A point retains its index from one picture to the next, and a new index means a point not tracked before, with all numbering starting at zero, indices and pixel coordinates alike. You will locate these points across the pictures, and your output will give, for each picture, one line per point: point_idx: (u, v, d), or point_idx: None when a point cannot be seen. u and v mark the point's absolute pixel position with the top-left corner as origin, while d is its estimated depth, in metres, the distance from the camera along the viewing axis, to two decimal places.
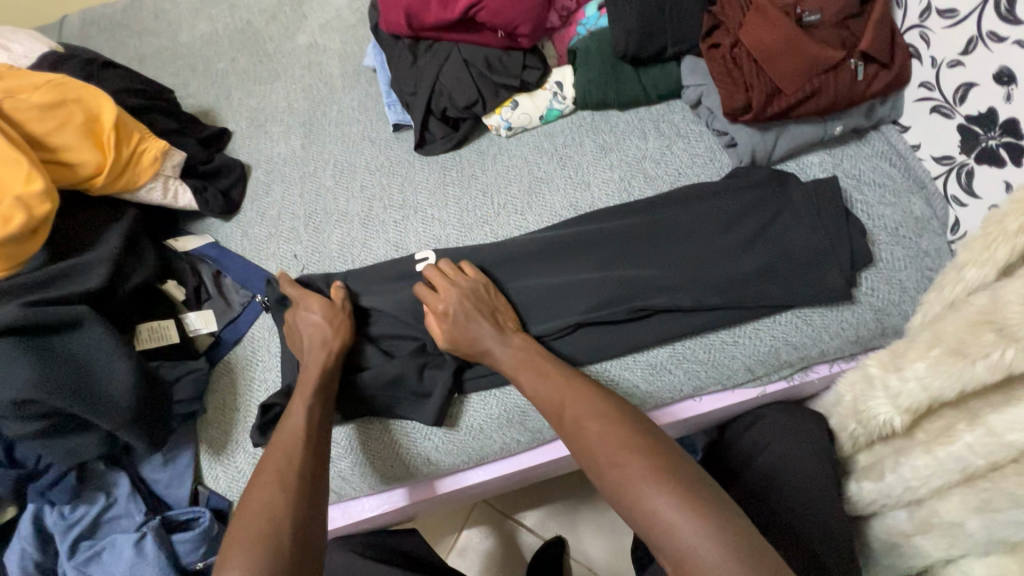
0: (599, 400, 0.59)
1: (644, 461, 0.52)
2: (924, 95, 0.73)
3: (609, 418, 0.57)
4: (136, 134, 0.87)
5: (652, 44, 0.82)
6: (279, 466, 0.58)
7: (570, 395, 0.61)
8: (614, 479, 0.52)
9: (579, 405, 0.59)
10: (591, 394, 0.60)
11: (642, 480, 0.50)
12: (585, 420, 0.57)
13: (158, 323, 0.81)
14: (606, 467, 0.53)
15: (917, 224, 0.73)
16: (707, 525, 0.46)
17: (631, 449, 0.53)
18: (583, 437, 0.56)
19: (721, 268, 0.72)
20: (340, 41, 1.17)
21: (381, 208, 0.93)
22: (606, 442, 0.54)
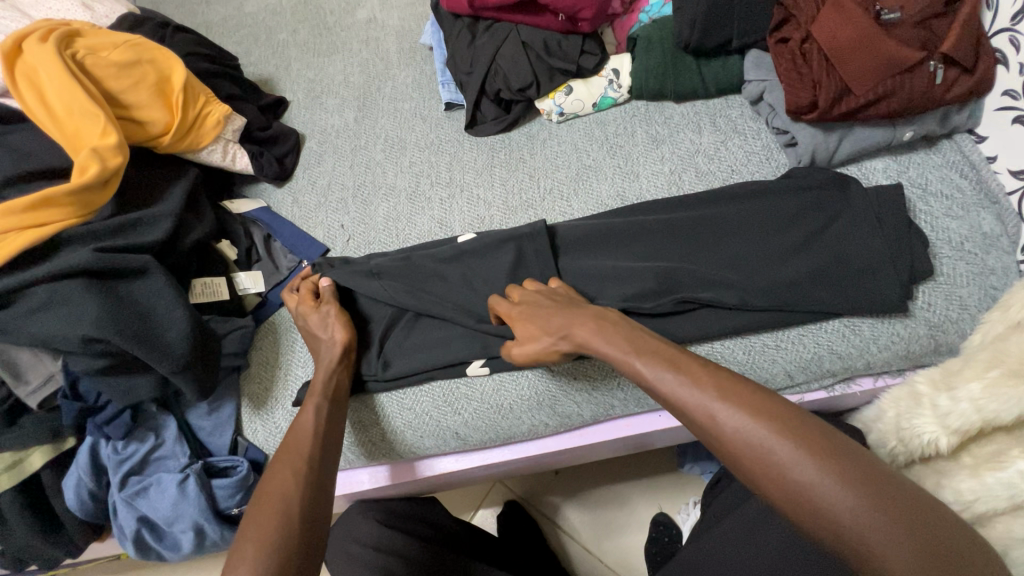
0: (739, 392, 0.48)
1: (842, 475, 0.42)
2: (1007, 104, 0.69)
3: (782, 425, 0.45)
4: (202, 96, 0.91)
5: (717, 35, 0.80)
6: (289, 458, 0.62)
7: (716, 400, 0.48)
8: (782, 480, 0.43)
9: (734, 414, 0.47)
10: (730, 387, 0.48)
11: (842, 501, 0.41)
12: (750, 431, 0.45)
13: (211, 279, 0.84)
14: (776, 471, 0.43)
15: (985, 240, 0.70)
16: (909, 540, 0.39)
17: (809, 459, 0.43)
18: (729, 434, 0.46)
19: (769, 270, 0.70)
20: (399, 18, 1.19)
21: (428, 185, 0.95)
22: (760, 432, 0.45)
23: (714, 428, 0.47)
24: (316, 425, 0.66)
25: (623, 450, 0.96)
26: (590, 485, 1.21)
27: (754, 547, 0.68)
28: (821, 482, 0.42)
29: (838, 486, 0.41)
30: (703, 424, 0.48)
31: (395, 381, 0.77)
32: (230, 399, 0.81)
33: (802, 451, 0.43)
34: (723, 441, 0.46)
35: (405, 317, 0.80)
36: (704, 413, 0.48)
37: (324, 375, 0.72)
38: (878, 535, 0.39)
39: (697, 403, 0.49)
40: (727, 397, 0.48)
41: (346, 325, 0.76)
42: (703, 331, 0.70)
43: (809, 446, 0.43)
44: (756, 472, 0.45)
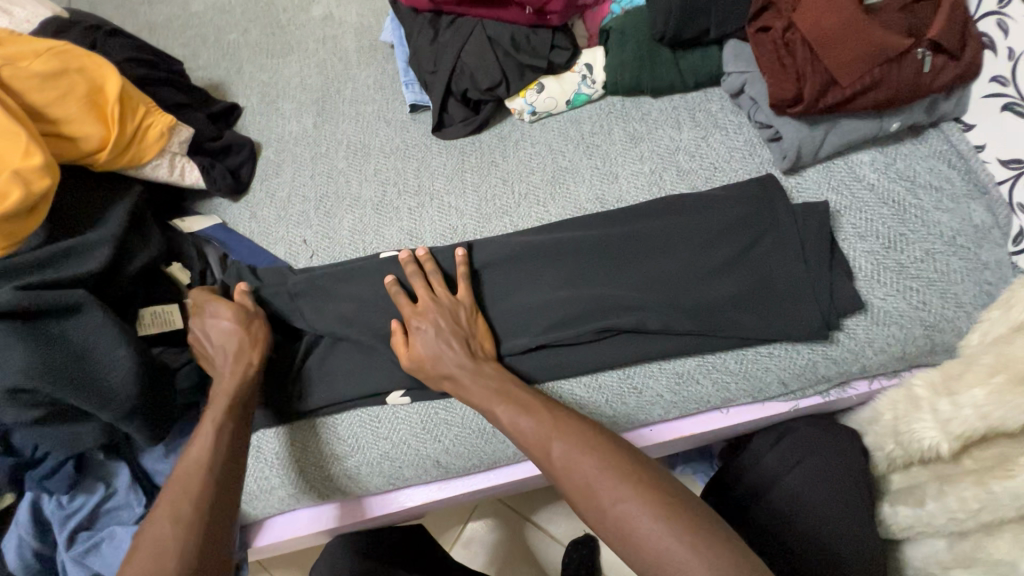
0: (584, 437, 0.54)
1: (677, 530, 0.47)
2: (995, 91, 0.66)
3: (619, 478, 0.50)
4: (141, 107, 0.83)
5: (694, 26, 0.76)
6: (165, 512, 0.53)
7: (570, 452, 0.53)
8: (615, 520, 0.49)
9: (583, 463, 0.52)
10: (579, 433, 0.55)
11: (675, 549, 0.46)
12: (599, 483, 0.51)
13: (161, 307, 0.77)
14: (607, 512, 0.49)
15: (977, 233, 0.67)
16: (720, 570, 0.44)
17: (636, 500, 0.49)
18: (575, 478, 0.52)
19: (700, 291, 0.68)
20: (356, 14, 1.11)
21: (395, 194, 0.89)
22: (602, 475, 0.51)
23: (570, 474, 0.52)
24: (210, 456, 0.59)
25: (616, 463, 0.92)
26: None
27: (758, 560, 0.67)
28: (657, 530, 0.47)
29: (667, 533, 0.46)
30: (560, 472, 0.53)
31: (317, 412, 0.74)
32: (191, 437, 0.75)
33: (638, 499, 0.49)
34: (576, 489, 0.51)
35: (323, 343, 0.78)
36: (561, 462, 0.53)
37: (231, 381, 0.67)
38: (690, 568, 0.45)
39: (552, 452, 0.54)
40: (579, 449, 0.53)
41: (241, 314, 0.72)
42: (690, 340, 0.68)
43: (642, 496, 0.49)
44: (597, 513, 0.50)
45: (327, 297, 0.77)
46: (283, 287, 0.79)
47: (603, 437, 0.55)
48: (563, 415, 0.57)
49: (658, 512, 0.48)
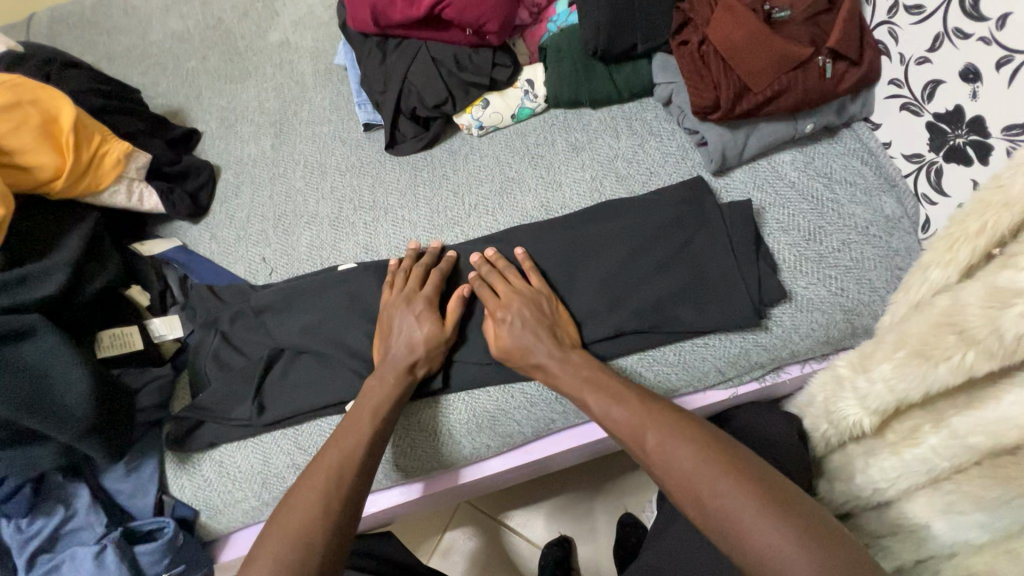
0: (683, 430, 0.56)
1: (779, 524, 0.47)
2: (893, 92, 0.72)
3: (740, 470, 0.51)
4: (96, 135, 0.85)
5: (622, 41, 0.81)
6: (307, 496, 0.58)
7: (670, 446, 0.55)
8: (718, 513, 0.50)
9: (687, 458, 0.54)
10: (677, 426, 0.57)
11: (776, 543, 0.46)
12: (701, 475, 0.52)
13: (122, 329, 0.80)
14: (707, 504, 0.50)
15: (888, 223, 0.73)
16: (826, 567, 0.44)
17: (739, 494, 0.49)
18: (674, 471, 0.54)
19: (649, 287, 0.72)
20: (312, 38, 1.15)
21: (351, 210, 0.92)
22: (703, 468, 0.52)
23: (668, 468, 0.54)
24: (337, 463, 0.62)
25: (580, 458, 0.95)
26: (556, 494, 1.20)
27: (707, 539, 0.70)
28: (761, 525, 0.47)
29: (764, 524, 0.47)
30: (661, 466, 0.55)
31: (275, 423, 0.76)
32: (152, 455, 0.76)
33: (737, 491, 0.50)
34: (680, 488, 0.53)
35: (283, 355, 0.79)
36: (661, 457, 0.55)
37: (381, 393, 0.68)
38: (792, 562, 0.45)
39: (652, 444, 0.57)
40: (688, 443, 0.55)
41: (435, 340, 0.71)
42: (631, 335, 0.72)
43: (742, 485, 0.50)
44: (698, 508, 0.51)
45: (289, 310, 0.80)
46: (249, 303, 0.82)
47: (709, 432, 0.56)
48: (673, 412, 0.59)
49: (761, 500, 0.49)
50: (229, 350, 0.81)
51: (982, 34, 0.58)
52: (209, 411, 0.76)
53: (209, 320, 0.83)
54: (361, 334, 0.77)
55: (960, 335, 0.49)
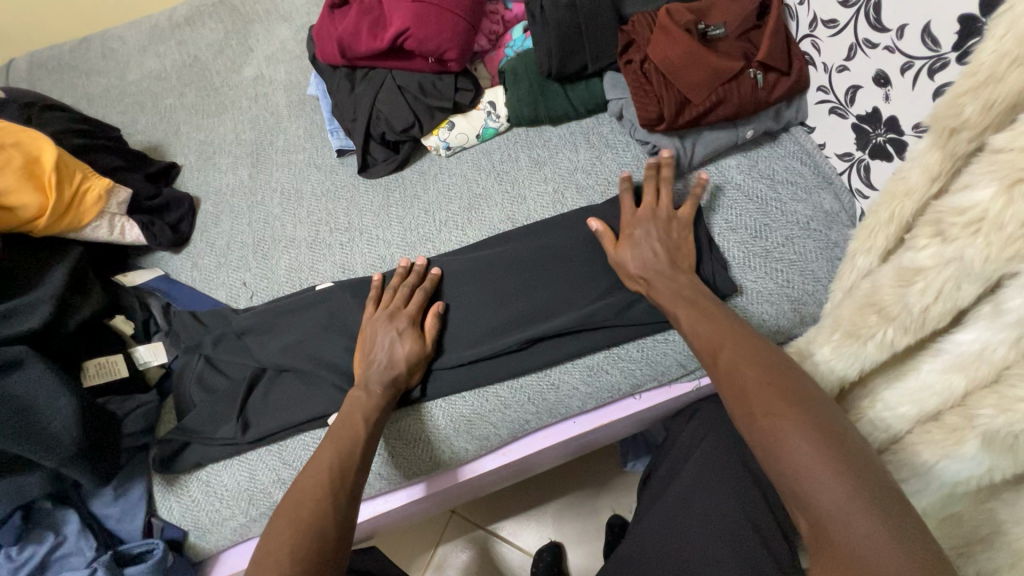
0: (758, 354, 0.56)
1: (822, 448, 0.46)
2: (822, 98, 0.78)
3: (798, 396, 0.50)
4: (78, 173, 0.88)
5: (573, 63, 0.87)
6: (320, 472, 0.61)
7: (739, 363, 0.55)
8: (764, 426, 0.49)
9: (752, 375, 0.53)
10: (752, 352, 0.56)
11: (814, 464, 0.45)
12: (760, 392, 0.52)
13: (106, 358, 0.82)
14: (757, 417, 0.50)
15: (827, 218, 0.78)
16: (860, 497, 0.43)
17: (791, 414, 0.49)
18: (735, 385, 0.54)
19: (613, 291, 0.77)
20: (285, 71, 1.20)
21: (327, 232, 0.96)
22: (762, 387, 0.52)
23: (730, 383, 0.55)
24: (336, 457, 0.63)
25: (564, 458, 0.99)
26: (545, 501, 1.23)
27: (682, 530, 0.74)
28: (805, 446, 0.46)
29: (808, 445, 0.46)
30: (726, 378, 0.56)
31: (259, 440, 0.78)
32: (139, 479, 0.78)
33: (787, 411, 0.49)
34: (736, 401, 0.53)
35: (267, 374, 0.82)
36: (728, 371, 0.56)
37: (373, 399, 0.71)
38: (824, 481, 0.44)
39: (720, 365, 0.57)
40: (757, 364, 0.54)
41: (416, 356, 0.75)
42: (596, 334, 0.77)
43: (794, 407, 0.49)
44: (749, 419, 0.51)
45: (270, 330, 0.84)
46: (233, 326, 0.85)
47: (783, 360, 0.55)
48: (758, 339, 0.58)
49: (808, 424, 0.48)
50: (213, 372, 0.84)
51: (886, 43, 0.65)
52: (194, 432, 0.79)
53: (192, 344, 0.86)
54: (339, 350, 0.80)
55: (879, 317, 0.51)
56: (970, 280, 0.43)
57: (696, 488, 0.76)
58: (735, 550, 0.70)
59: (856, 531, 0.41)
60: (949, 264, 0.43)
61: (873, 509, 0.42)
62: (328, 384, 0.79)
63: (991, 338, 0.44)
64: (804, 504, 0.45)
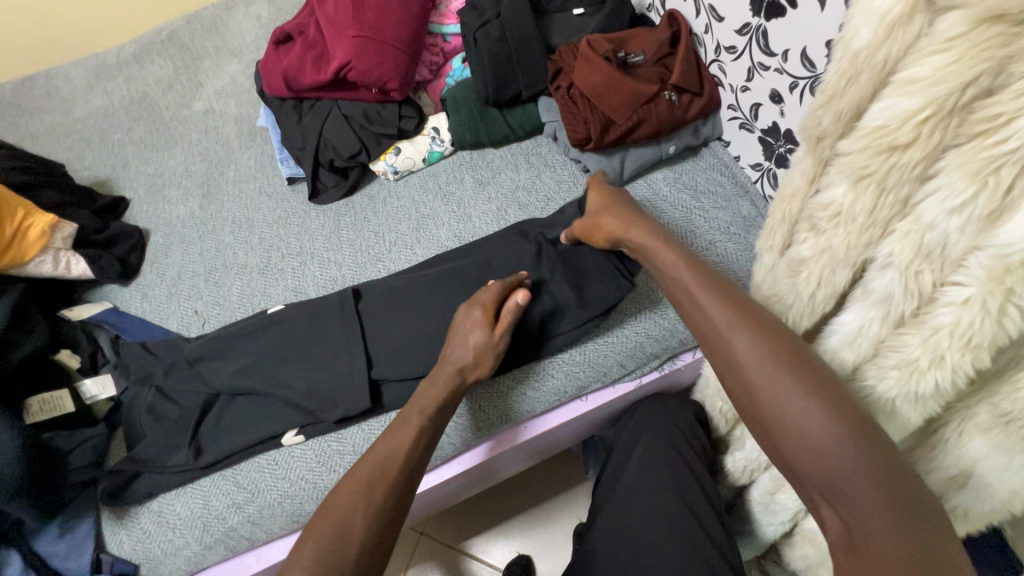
0: (774, 339, 0.52)
1: (847, 451, 0.45)
2: (732, 115, 0.86)
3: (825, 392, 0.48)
4: (19, 210, 0.88)
5: (507, 89, 0.93)
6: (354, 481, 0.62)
7: (753, 352, 0.52)
8: (785, 429, 0.48)
9: (775, 377, 0.50)
10: (765, 332, 0.52)
11: (842, 470, 0.45)
12: (779, 388, 0.49)
13: (50, 394, 0.82)
14: (781, 418, 0.48)
15: (745, 222, 0.86)
16: (884, 502, 0.43)
17: (815, 417, 0.47)
18: (750, 376, 0.51)
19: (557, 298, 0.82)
20: (236, 105, 1.23)
21: (279, 257, 0.98)
22: (780, 385, 0.49)
23: (751, 384, 0.51)
24: (380, 461, 0.64)
25: (528, 462, 1.02)
26: (513, 514, 1.24)
27: (630, 525, 0.78)
28: (832, 453, 0.46)
29: (846, 457, 0.45)
30: (737, 368, 0.53)
31: (210, 466, 0.78)
32: (88, 514, 0.77)
33: (821, 415, 0.47)
34: (755, 396, 0.51)
35: (219, 400, 0.83)
36: (744, 363, 0.52)
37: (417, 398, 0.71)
38: (845, 482, 0.45)
39: (728, 347, 0.54)
40: (775, 357, 0.50)
41: (483, 346, 0.72)
42: (541, 338, 0.81)
43: (829, 404, 0.47)
44: (767, 415, 0.50)
45: (229, 353, 0.85)
46: (183, 354, 0.86)
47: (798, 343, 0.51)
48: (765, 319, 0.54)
49: (835, 428, 0.46)
50: (164, 402, 0.83)
51: (776, 66, 0.73)
52: (146, 462, 0.78)
53: (143, 375, 0.86)
54: (289, 370, 0.81)
55: (781, 305, 0.57)
56: (841, 266, 0.49)
57: (640, 483, 0.80)
58: (678, 538, 0.74)
59: (884, 533, 0.43)
60: (824, 253, 0.49)
61: (893, 513, 0.43)
62: (284, 405, 0.81)
63: (865, 317, 0.49)
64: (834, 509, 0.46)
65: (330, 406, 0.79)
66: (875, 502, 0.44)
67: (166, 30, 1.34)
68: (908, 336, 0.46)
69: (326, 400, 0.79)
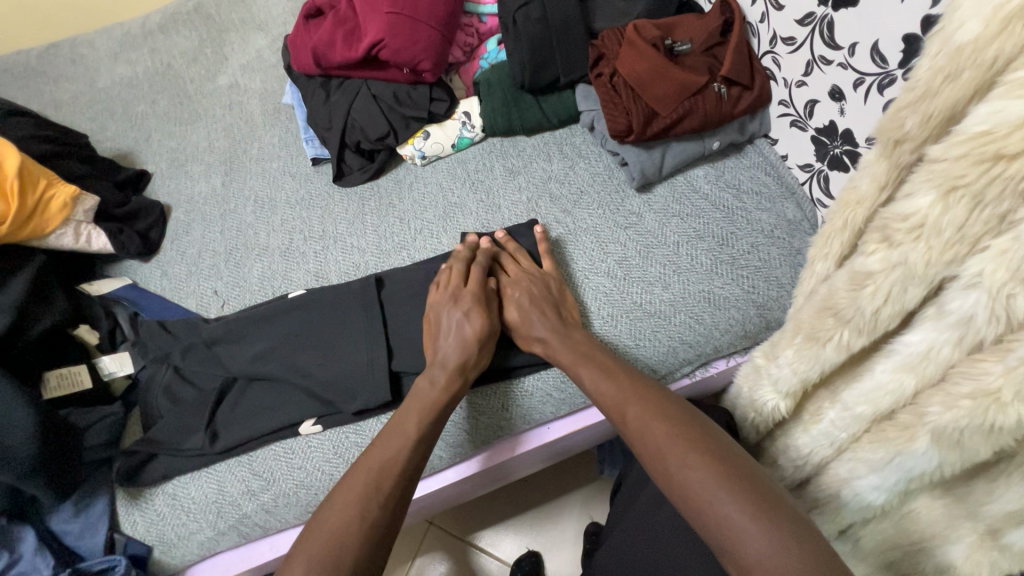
0: (662, 408, 0.58)
1: (731, 493, 0.48)
2: (783, 111, 0.81)
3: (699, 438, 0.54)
4: (42, 180, 0.86)
5: (545, 75, 0.89)
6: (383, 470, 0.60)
7: (645, 419, 0.58)
8: (680, 480, 0.51)
9: (658, 434, 0.56)
10: (652, 403, 0.60)
11: (733, 512, 0.47)
12: (669, 446, 0.54)
13: (67, 369, 0.80)
14: (673, 472, 0.52)
15: (790, 226, 0.81)
16: (772, 535, 0.45)
17: (701, 466, 0.51)
18: (646, 442, 0.56)
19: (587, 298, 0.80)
20: (261, 80, 1.20)
21: (301, 240, 0.95)
22: (669, 443, 0.54)
23: (641, 443, 0.56)
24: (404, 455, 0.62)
25: (542, 463, 0.99)
26: (524, 510, 1.22)
27: (652, 534, 0.75)
28: (718, 494, 0.48)
29: (729, 497, 0.48)
30: (636, 436, 0.58)
31: (226, 451, 0.77)
32: (103, 493, 0.76)
33: (705, 464, 0.51)
34: (651, 457, 0.55)
35: (237, 383, 0.81)
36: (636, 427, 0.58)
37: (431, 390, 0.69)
38: (734, 524, 0.46)
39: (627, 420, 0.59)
40: (659, 418, 0.57)
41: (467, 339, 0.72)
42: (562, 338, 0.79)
43: (709, 454, 0.52)
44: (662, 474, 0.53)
45: (247, 337, 0.83)
46: (201, 336, 0.84)
47: (686, 411, 0.58)
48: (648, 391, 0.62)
49: (718, 472, 0.50)
50: (181, 382, 0.82)
51: (840, 60, 0.68)
52: (160, 444, 0.77)
53: (161, 355, 0.84)
54: (309, 357, 0.79)
55: (836, 320, 0.53)
56: (915, 283, 0.45)
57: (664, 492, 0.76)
58: None
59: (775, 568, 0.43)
60: (896, 268, 0.45)
61: (783, 542, 0.44)
62: (303, 394, 0.79)
63: (936, 339, 0.46)
64: (732, 556, 0.46)
65: (350, 396, 0.77)
66: (765, 540, 0.45)
67: (193, 1, 1.31)
68: (988, 364, 0.42)
69: (346, 390, 0.77)
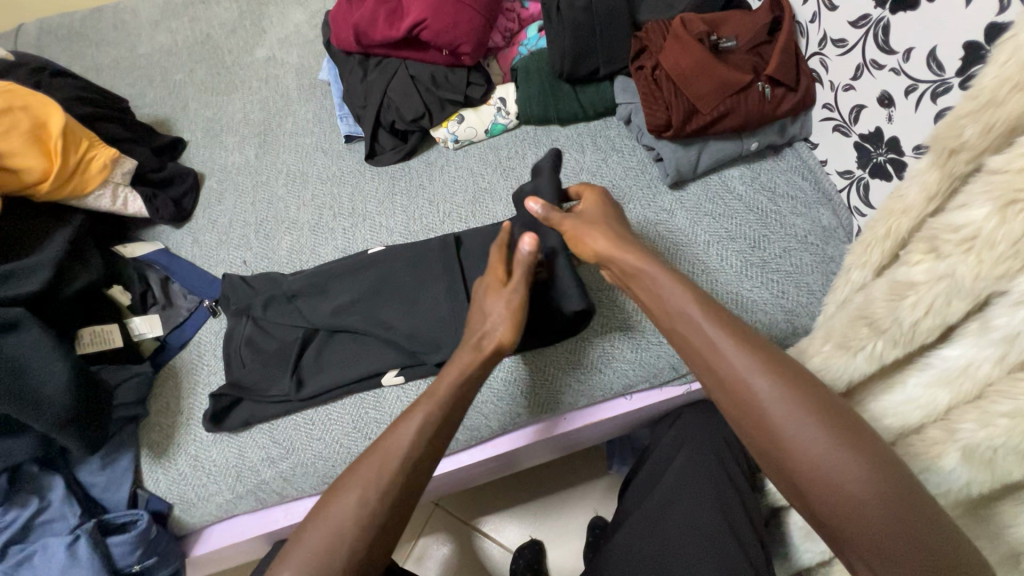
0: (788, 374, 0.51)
1: (873, 483, 0.45)
2: (827, 115, 0.80)
3: (846, 427, 0.48)
4: (84, 140, 0.88)
5: (584, 64, 0.88)
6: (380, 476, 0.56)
7: (772, 389, 0.50)
8: (809, 463, 0.47)
9: (786, 407, 0.49)
10: (773, 365, 0.51)
11: (871, 503, 0.45)
12: (798, 424, 0.48)
13: (101, 327, 0.83)
14: (805, 452, 0.47)
15: (825, 233, 0.80)
16: (911, 530, 0.44)
17: (838, 451, 0.47)
18: (769, 413, 0.49)
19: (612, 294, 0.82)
20: (298, 55, 1.20)
21: (331, 216, 0.96)
22: (802, 422, 0.48)
23: (763, 416, 0.50)
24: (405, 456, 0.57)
25: (552, 454, 0.99)
26: (530, 500, 1.23)
27: (661, 533, 0.75)
28: (860, 483, 0.45)
29: (869, 489, 0.45)
30: (755, 405, 0.50)
31: (249, 419, 0.78)
32: (128, 450, 0.78)
33: (842, 451, 0.46)
34: (776, 432, 0.49)
35: (260, 352, 0.83)
36: (768, 408, 0.49)
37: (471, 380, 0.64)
38: (870, 516, 0.45)
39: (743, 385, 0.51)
40: (786, 388, 0.50)
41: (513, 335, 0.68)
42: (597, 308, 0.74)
43: (845, 438, 0.47)
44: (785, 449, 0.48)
45: (274, 308, 0.84)
46: (232, 305, 0.87)
47: (809, 380, 0.51)
48: (783, 356, 0.52)
49: (859, 460, 0.46)
50: None
51: (893, 66, 0.67)
52: None
53: None
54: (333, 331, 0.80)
55: (870, 330, 0.51)
56: (960, 297, 0.45)
57: (675, 494, 0.77)
58: (712, 554, 0.71)
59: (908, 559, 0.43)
60: (941, 280, 0.44)
61: (922, 541, 0.43)
62: (324, 368, 0.80)
63: (976, 354, 0.45)
64: (857, 540, 0.46)
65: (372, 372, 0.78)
66: (902, 535, 0.44)
67: None
68: None
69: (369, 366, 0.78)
